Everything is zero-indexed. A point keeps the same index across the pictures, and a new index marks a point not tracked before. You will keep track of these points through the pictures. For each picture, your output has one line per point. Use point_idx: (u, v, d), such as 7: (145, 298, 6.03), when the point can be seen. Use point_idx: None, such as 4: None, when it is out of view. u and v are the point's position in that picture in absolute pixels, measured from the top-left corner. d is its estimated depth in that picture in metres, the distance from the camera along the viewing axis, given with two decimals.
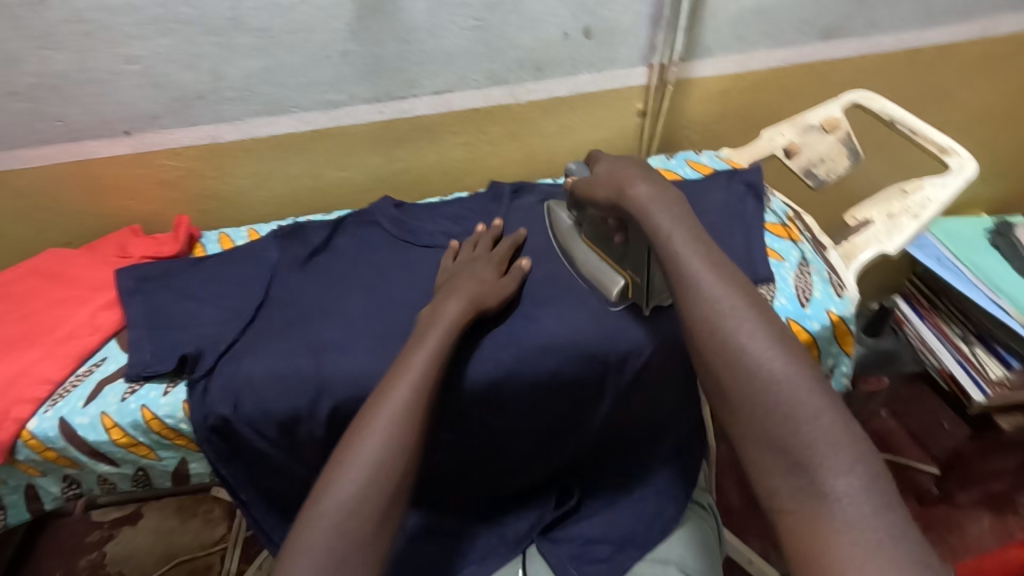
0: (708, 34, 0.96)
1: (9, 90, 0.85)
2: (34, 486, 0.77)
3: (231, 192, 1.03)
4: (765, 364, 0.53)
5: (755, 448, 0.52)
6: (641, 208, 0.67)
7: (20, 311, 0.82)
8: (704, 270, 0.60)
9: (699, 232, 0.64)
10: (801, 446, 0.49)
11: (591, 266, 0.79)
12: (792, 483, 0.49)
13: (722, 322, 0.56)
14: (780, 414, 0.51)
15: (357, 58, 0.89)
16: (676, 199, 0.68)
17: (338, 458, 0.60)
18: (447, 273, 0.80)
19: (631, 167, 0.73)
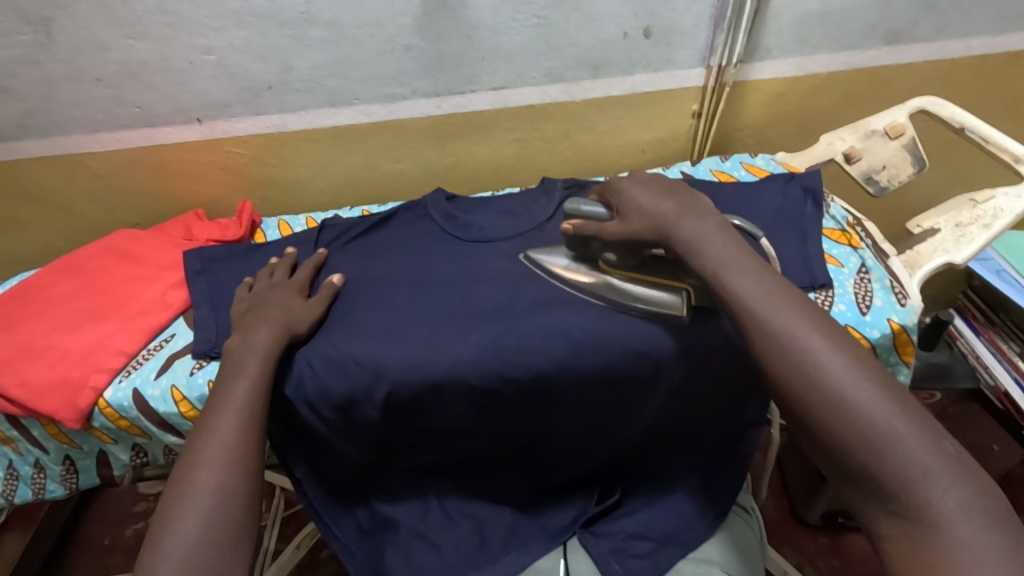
0: (770, 36, 0.95)
1: (96, 76, 0.90)
2: (105, 452, 0.82)
3: (290, 180, 1.07)
4: (859, 398, 0.48)
5: (853, 482, 0.48)
6: (692, 249, 0.61)
7: (97, 286, 0.87)
8: (777, 306, 0.54)
9: (757, 265, 0.58)
10: (898, 480, 0.45)
11: (641, 292, 0.73)
12: (892, 513, 0.45)
13: (816, 353, 0.51)
14: (869, 447, 0.46)
15: (420, 53, 0.91)
16: (721, 228, 0.63)
17: (183, 470, 0.58)
18: (246, 303, 0.77)
19: (666, 200, 0.67)
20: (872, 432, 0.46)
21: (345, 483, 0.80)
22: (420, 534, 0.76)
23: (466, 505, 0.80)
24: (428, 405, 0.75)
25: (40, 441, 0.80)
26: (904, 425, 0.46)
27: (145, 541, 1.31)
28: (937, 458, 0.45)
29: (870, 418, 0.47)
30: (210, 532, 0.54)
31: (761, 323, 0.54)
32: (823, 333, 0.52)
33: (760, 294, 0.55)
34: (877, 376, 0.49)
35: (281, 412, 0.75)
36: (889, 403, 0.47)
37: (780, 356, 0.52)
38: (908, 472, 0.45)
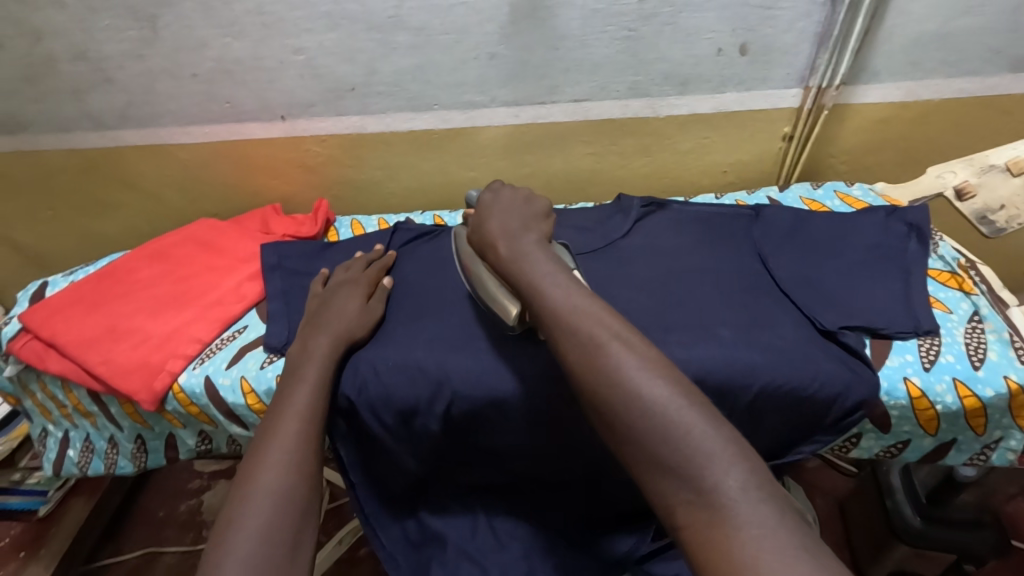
0: (879, 59, 0.89)
1: (193, 72, 0.94)
2: (174, 435, 0.84)
3: (364, 181, 1.08)
4: (649, 394, 0.48)
5: (652, 476, 0.46)
6: (508, 266, 0.63)
7: (179, 273, 0.90)
8: (582, 316, 0.54)
9: (563, 277, 0.59)
10: (691, 467, 0.44)
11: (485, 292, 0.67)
12: (688, 501, 0.44)
13: (615, 355, 0.51)
14: (664, 439, 0.46)
15: (504, 62, 0.90)
16: (537, 244, 0.64)
17: (245, 473, 0.58)
18: (317, 299, 0.79)
19: (495, 216, 0.69)
20: (662, 422, 0.47)
21: (398, 494, 0.78)
22: (462, 549, 0.73)
23: (516, 529, 0.75)
24: (490, 423, 0.73)
25: (117, 418, 0.84)
26: (690, 415, 0.46)
27: (196, 518, 1.35)
28: (722, 441, 0.45)
29: (660, 412, 0.47)
30: (271, 533, 0.53)
31: (564, 332, 0.54)
32: (622, 340, 0.52)
33: (568, 304, 0.56)
34: (667, 372, 0.50)
35: (344, 416, 0.75)
36: (676, 397, 0.48)
37: (586, 362, 0.52)
38: (697, 456, 0.45)
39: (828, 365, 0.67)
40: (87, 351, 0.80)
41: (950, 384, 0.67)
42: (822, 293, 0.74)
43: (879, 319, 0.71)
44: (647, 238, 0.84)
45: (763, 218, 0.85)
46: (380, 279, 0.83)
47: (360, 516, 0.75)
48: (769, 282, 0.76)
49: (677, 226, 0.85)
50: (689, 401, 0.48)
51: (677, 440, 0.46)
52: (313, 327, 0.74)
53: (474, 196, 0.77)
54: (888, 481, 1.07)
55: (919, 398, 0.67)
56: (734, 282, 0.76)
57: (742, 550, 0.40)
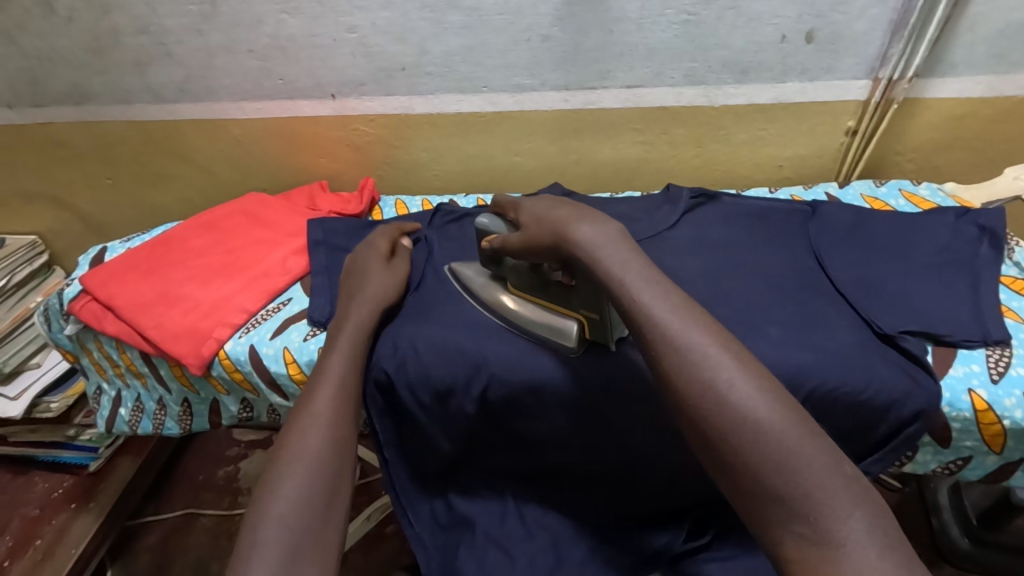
0: (958, 50, 0.84)
1: (249, 48, 0.96)
2: (218, 401, 0.86)
3: (409, 162, 1.08)
4: (766, 418, 0.43)
5: (756, 503, 0.43)
6: (590, 252, 0.55)
7: (228, 244, 0.93)
8: (684, 321, 0.48)
9: (653, 274, 0.52)
10: (807, 502, 0.41)
11: (538, 317, 0.71)
12: (800, 536, 0.40)
13: (726, 373, 0.45)
14: (778, 470, 0.42)
15: (556, 45, 0.89)
16: (621, 232, 0.56)
17: (285, 435, 0.59)
18: (351, 274, 0.80)
19: (561, 207, 0.61)
20: (780, 451, 0.42)
21: (431, 477, 0.79)
22: (490, 536, 0.73)
23: (545, 517, 0.74)
24: (527, 410, 0.73)
25: (165, 380, 0.86)
26: (810, 447, 0.42)
27: (233, 484, 1.40)
28: (840, 474, 0.41)
29: (778, 440, 0.42)
30: (308, 496, 0.53)
31: (674, 345, 0.47)
32: (733, 354, 0.46)
33: (669, 307, 0.49)
34: (781, 394, 0.45)
35: (383, 391, 0.76)
36: (796, 424, 0.43)
37: (686, 374, 0.46)
38: (812, 489, 0.41)
39: (885, 370, 0.63)
40: (141, 315, 0.82)
41: (1021, 399, 0.63)
42: (883, 295, 0.70)
43: (943, 326, 0.67)
44: (696, 230, 0.81)
45: (820, 215, 0.81)
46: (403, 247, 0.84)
47: (392, 495, 0.76)
48: (825, 282, 0.72)
49: (726, 221, 0.82)
50: (808, 437, 0.43)
51: (792, 475, 0.41)
52: (346, 300, 0.75)
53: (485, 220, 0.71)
54: (935, 499, 1.04)
55: (984, 412, 0.63)
56: (786, 279, 0.73)
57: None
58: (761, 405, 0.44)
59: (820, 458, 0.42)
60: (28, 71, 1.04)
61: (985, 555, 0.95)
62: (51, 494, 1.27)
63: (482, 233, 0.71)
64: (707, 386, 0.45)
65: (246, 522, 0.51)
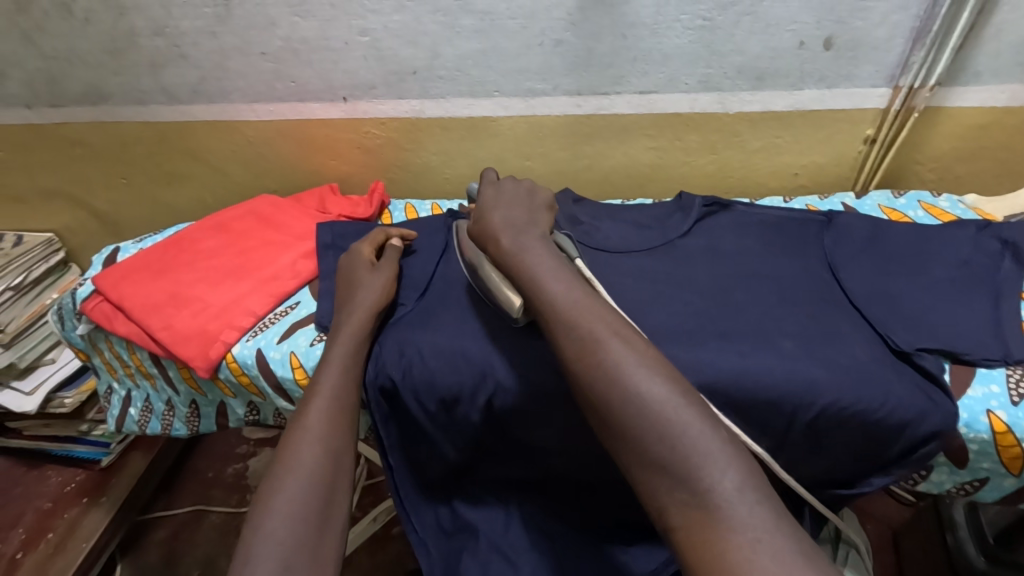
0: (982, 58, 0.82)
1: (263, 51, 0.96)
2: (225, 403, 0.87)
3: (420, 165, 1.08)
4: (650, 393, 0.47)
5: (646, 474, 0.45)
6: (513, 257, 0.60)
7: (238, 247, 0.93)
8: (582, 312, 0.53)
9: (565, 274, 0.57)
10: (686, 468, 0.43)
11: (489, 285, 0.66)
12: (681, 501, 0.43)
13: (612, 355, 0.49)
14: (661, 439, 0.45)
15: (569, 49, 0.88)
16: (543, 239, 0.62)
17: (283, 449, 0.59)
18: (353, 280, 0.79)
19: (504, 209, 0.67)
20: (665, 422, 0.45)
21: (436, 482, 0.78)
22: (493, 543, 0.72)
23: (549, 525, 0.74)
24: (532, 419, 0.72)
25: (174, 381, 0.87)
26: (689, 416, 0.45)
27: (241, 482, 1.41)
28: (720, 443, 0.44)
29: (659, 412, 0.46)
30: (302, 510, 0.53)
31: (579, 336, 0.51)
32: (627, 342, 0.50)
33: (568, 301, 0.54)
34: (667, 372, 0.49)
35: (388, 398, 0.76)
36: (676, 396, 0.47)
37: (582, 360, 0.50)
38: (691, 458, 0.44)
39: (901, 389, 0.62)
40: (150, 316, 0.83)
41: None
42: (899, 310, 0.68)
43: (961, 343, 0.65)
44: (708, 239, 0.80)
45: (836, 225, 0.79)
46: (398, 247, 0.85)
47: (397, 500, 0.76)
48: (840, 295, 0.71)
49: (739, 231, 0.81)
50: (693, 409, 0.46)
51: (674, 442, 0.44)
52: (343, 309, 0.76)
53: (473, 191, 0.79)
54: (951, 515, 1.02)
55: (1003, 434, 0.62)
56: (799, 292, 0.71)
57: (737, 551, 0.39)
58: (641, 381, 0.47)
59: (700, 427, 0.45)
60: (45, 71, 1.05)
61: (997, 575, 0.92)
62: (63, 488, 1.29)
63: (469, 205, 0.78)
64: (598, 368, 0.49)
65: (242, 540, 0.51)
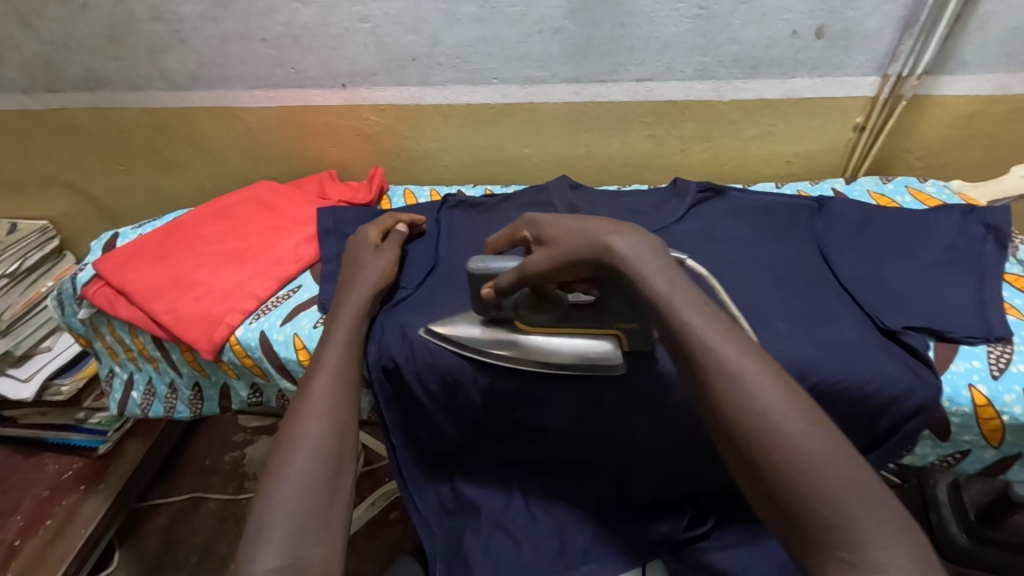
0: (968, 48, 0.84)
1: (263, 37, 0.96)
2: (228, 385, 0.88)
3: (418, 152, 1.09)
4: (811, 447, 0.43)
5: (797, 529, 0.42)
6: (634, 268, 0.53)
7: (240, 232, 0.94)
8: (735, 347, 0.48)
9: (698, 297, 0.51)
10: (854, 531, 0.40)
11: (576, 344, 0.70)
12: (841, 561, 0.40)
13: (769, 404, 0.45)
14: (829, 500, 0.41)
15: (568, 37, 0.89)
16: (660, 247, 0.55)
17: (289, 425, 0.59)
18: (355, 262, 0.80)
19: (590, 218, 0.59)
20: (830, 482, 0.42)
21: (438, 462, 0.80)
22: (493, 520, 0.74)
23: (549, 505, 0.76)
24: (533, 399, 0.74)
25: (177, 364, 0.88)
26: (856, 480, 0.42)
27: (240, 469, 1.42)
28: (856, 480, 0.42)
29: (818, 469, 0.42)
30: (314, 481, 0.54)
31: (721, 363, 0.47)
32: (782, 383, 0.46)
33: (719, 335, 0.48)
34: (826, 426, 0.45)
35: (388, 378, 0.77)
36: (839, 455, 0.43)
37: (733, 403, 0.46)
38: (821, 495, 0.41)
39: (889, 366, 0.64)
40: (153, 300, 0.84)
41: (1021, 395, 0.64)
42: (887, 292, 0.71)
43: (946, 322, 0.68)
44: (704, 225, 0.82)
45: (827, 211, 0.82)
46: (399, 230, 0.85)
47: (399, 479, 0.77)
48: (830, 278, 0.73)
49: (732, 217, 0.83)
50: (857, 470, 0.43)
51: (838, 502, 0.41)
52: (343, 288, 0.77)
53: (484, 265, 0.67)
54: (934, 495, 1.04)
55: (984, 407, 0.64)
56: (792, 276, 0.74)
57: None
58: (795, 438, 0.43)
59: (837, 464, 0.42)
60: (43, 56, 1.05)
61: (982, 552, 0.97)
62: (60, 476, 1.29)
63: (484, 278, 0.67)
64: (760, 415, 0.44)
65: (254, 507, 0.52)
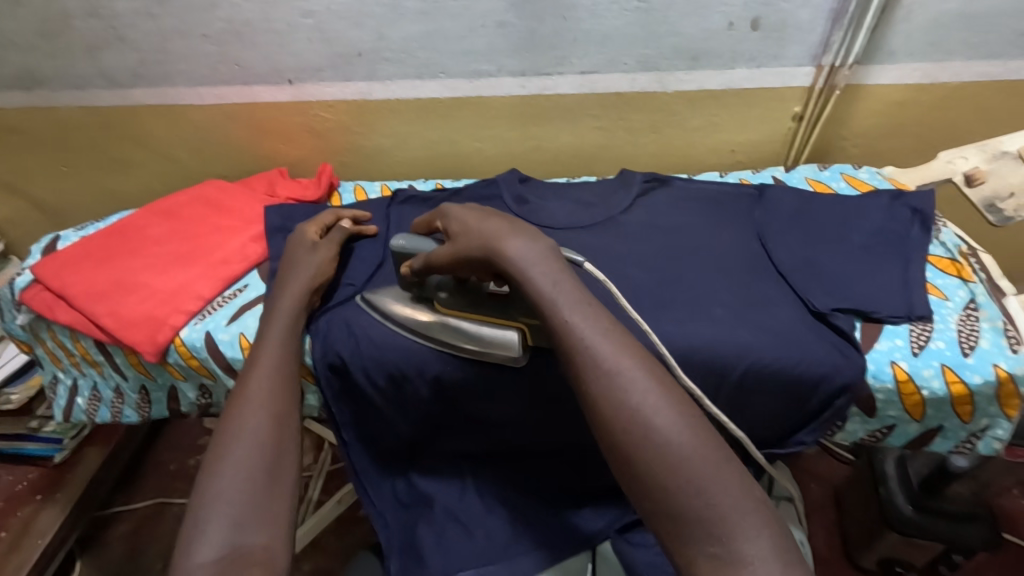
0: (897, 38, 0.87)
1: (203, 33, 0.95)
2: (176, 387, 0.87)
3: (370, 148, 1.08)
4: (681, 443, 0.46)
5: (668, 522, 0.45)
6: (522, 270, 0.56)
7: (185, 232, 0.93)
8: (610, 347, 0.51)
9: (583, 297, 0.54)
10: (720, 522, 0.43)
11: (478, 333, 0.71)
12: (712, 556, 0.43)
13: (642, 402, 0.48)
14: (695, 491, 0.45)
15: (512, 31, 0.90)
16: (552, 249, 0.57)
17: (223, 427, 0.59)
18: (290, 257, 0.80)
19: (490, 219, 0.61)
20: (698, 474, 0.45)
21: (391, 457, 0.81)
22: (445, 511, 0.75)
23: (502, 494, 0.77)
24: (481, 391, 0.75)
25: (122, 368, 0.86)
26: (723, 472, 0.45)
27: None
28: (716, 468, 0.45)
29: (687, 463, 0.45)
30: (252, 472, 0.54)
31: (597, 363, 0.50)
32: (654, 379, 0.49)
33: (599, 334, 0.51)
34: (697, 420, 0.48)
35: (336, 374, 0.77)
36: (705, 449, 0.46)
37: (610, 403, 0.49)
38: (689, 487, 0.45)
39: (818, 347, 0.67)
40: (94, 303, 0.82)
41: (938, 370, 0.67)
42: (819, 275, 0.73)
43: (871, 303, 0.70)
44: (647, 213, 0.84)
45: (766, 198, 0.84)
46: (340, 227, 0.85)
47: (353, 474, 0.79)
48: (766, 263, 0.75)
49: (675, 206, 0.84)
50: (723, 462, 0.46)
51: (708, 498, 0.44)
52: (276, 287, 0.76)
53: (402, 242, 0.70)
54: (882, 470, 1.07)
55: (905, 382, 0.67)
56: (729, 262, 0.76)
57: None
58: (663, 435, 0.47)
59: (698, 452, 0.46)
60: None
61: (925, 521, 1.01)
62: (14, 487, 1.24)
63: (402, 257, 0.70)
64: (632, 414, 0.48)
65: (190, 500, 0.52)
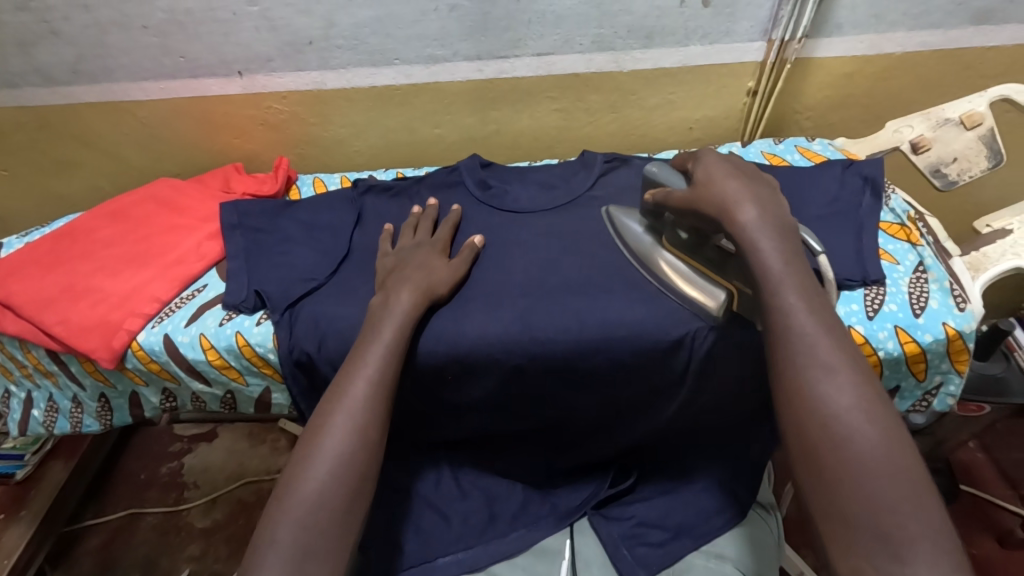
0: (843, 11, 0.88)
1: (144, 24, 0.91)
2: (137, 393, 0.85)
3: (329, 139, 1.06)
4: (874, 449, 0.44)
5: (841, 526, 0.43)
6: (751, 240, 0.55)
7: (138, 233, 0.89)
8: (820, 337, 0.49)
9: (812, 288, 0.52)
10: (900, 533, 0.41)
11: (680, 283, 0.70)
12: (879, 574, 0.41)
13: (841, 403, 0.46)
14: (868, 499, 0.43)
15: (464, 14, 0.89)
16: (788, 227, 0.56)
17: (304, 461, 0.56)
18: (390, 260, 0.76)
19: (735, 179, 0.59)
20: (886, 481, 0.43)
21: None
22: (421, 496, 0.75)
23: (479, 479, 0.78)
24: (456, 377, 0.74)
25: (78, 377, 0.84)
26: (908, 486, 0.43)
27: (177, 479, 1.37)
28: (908, 490, 0.43)
29: (874, 465, 0.44)
30: (312, 517, 0.53)
31: (803, 350, 0.49)
32: (858, 380, 0.48)
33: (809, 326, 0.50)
34: (893, 425, 0.46)
35: (303, 370, 0.76)
36: (896, 458, 0.44)
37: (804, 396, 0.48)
38: (877, 503, 0.42)
39: None
40: (44, 311, 0.79)
41: (892, 332, 0.70)
42: None
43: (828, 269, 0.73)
44: (611, 193, 0.84)
45: None
46: (451, 241, 0.79)
47: None
48: None
49: (636, 182, 0.85)
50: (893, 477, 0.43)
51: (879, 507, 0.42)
52: (384, 292, 0.71)
53: (654, 171, 0.68)
54: None
55: (863, 346, 0.70)
56: None
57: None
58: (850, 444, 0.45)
59: (888, 467, 0.44)
60: None
61: None
62: None
63: (649, 182, 0.69)
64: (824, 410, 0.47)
65: (257, 528, 0.53)
